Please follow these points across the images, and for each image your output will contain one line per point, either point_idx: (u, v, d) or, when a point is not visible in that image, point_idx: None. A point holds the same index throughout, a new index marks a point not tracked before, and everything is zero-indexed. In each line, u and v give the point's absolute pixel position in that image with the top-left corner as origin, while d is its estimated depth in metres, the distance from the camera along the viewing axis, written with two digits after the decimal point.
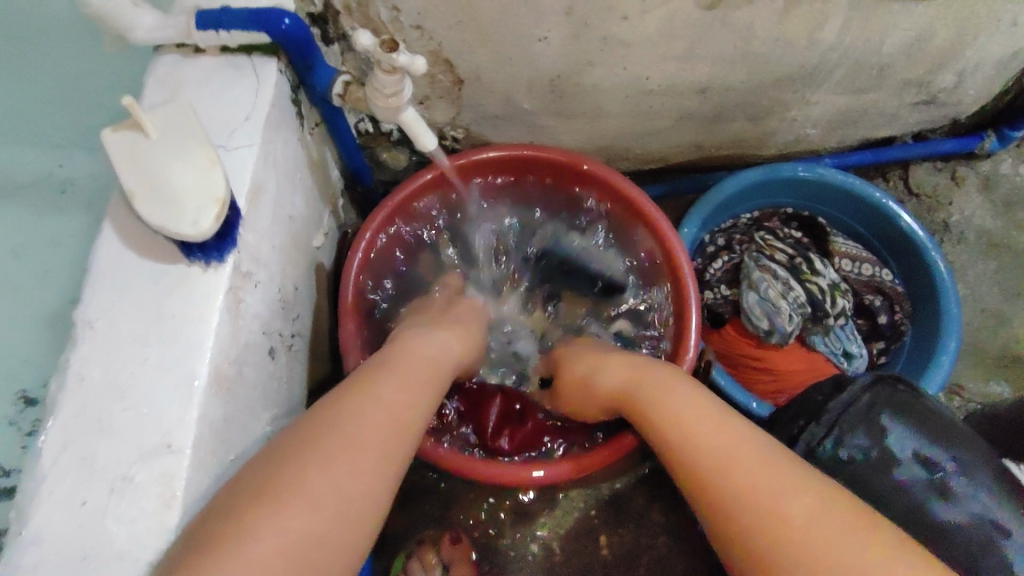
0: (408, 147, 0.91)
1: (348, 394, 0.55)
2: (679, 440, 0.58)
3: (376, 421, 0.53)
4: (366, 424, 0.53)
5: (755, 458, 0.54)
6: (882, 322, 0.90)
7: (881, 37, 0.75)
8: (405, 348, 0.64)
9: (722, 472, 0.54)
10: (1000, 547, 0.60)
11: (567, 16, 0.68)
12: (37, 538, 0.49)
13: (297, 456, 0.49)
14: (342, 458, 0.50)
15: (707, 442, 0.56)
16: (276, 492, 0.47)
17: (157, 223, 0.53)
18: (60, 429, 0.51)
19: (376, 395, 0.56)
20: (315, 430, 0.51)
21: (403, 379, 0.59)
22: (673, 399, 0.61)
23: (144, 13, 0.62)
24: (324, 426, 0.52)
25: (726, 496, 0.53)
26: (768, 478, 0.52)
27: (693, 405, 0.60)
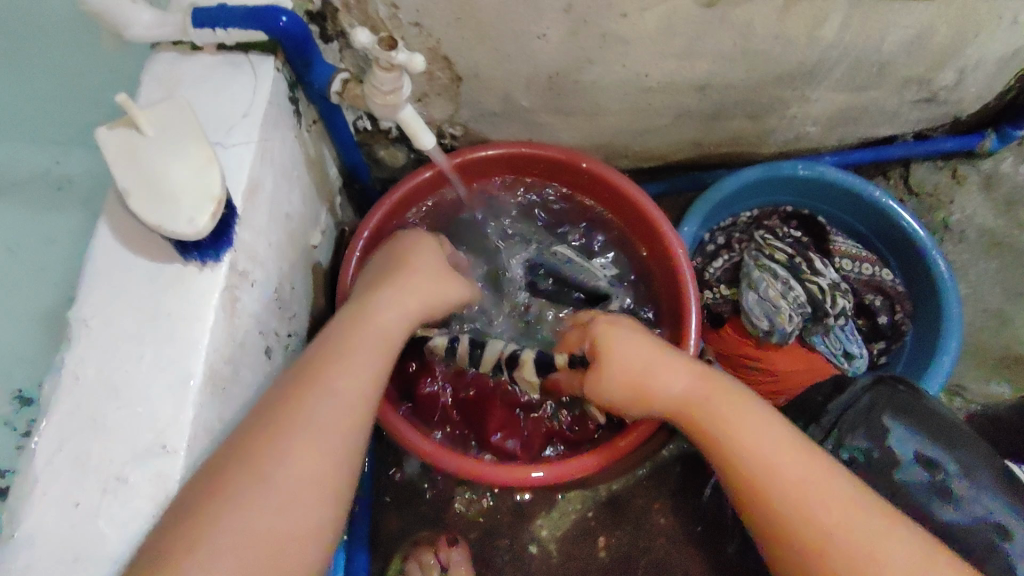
0: (406, 145, 0.91)
1: (303, 379, 0.59)
2: (760, 468, 0.59)
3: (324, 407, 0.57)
4: (313, 419, 0.56)
5: (844, 497, 0.57)
6: (882, 322, 0.90)
7: (882, 34, 0.74)
8: (363, 322, 0.64)
9: (808, 508, 0.57)
10: (1003, 551, 0.60)
11: (565, 13, 0.67)
12: (31, 538, 0.48)
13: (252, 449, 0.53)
14: (293, 449, 0.54)
15: (795, 476, 0.58)
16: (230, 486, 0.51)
17: (152, 222, 0.53)
18: (54, 429, 0.51)
19: (325, 386, 0.58)
20: (262, 434, 0.54)
21: (355, 363, 0.60)
22: (753, 424, 0.61)
23: (141, 11, 0.62)
24: (273, 430, 0.54)
25: (811, 528, 0.56)
26: (859, 520, 0.55)
27: (776, 437, 0.60)
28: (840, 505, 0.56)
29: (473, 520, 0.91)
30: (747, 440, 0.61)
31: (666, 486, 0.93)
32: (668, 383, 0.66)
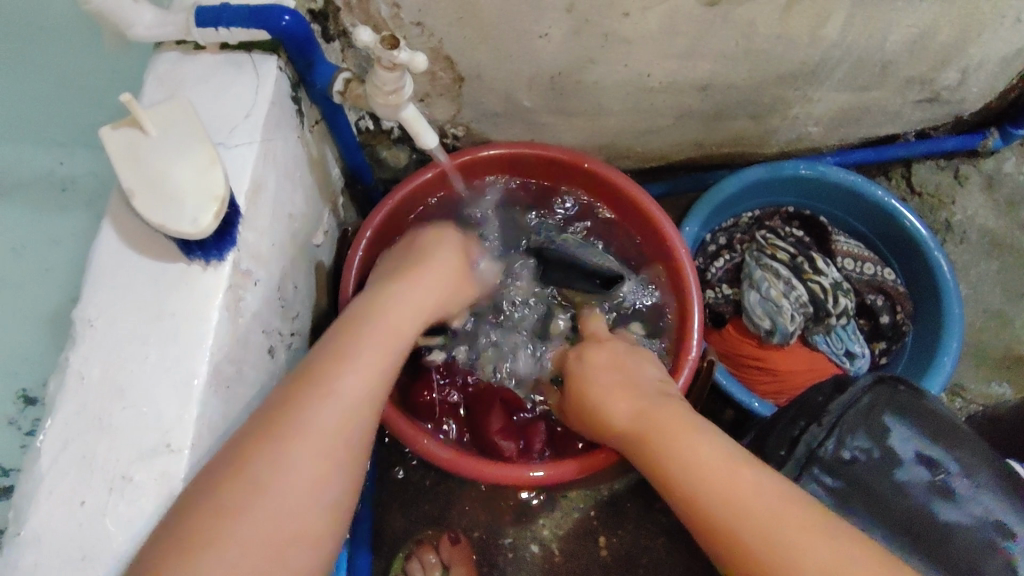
0: (408, 145, 0.91)
1: (300, 383, 0.54)
2: (701, 482, 0.56)
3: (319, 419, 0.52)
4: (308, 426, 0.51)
5: (776, 504, 0.52)
6: (884, 322, 0.89)
7: (884, 34, 0.74)
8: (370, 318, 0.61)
9: (742, 519, 0.52)
10: (1002, 550, 0.60)
11: (567, 13, 0.67)
12: (37, 537, 0.49)
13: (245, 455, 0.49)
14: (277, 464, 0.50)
15: (729, 486, 0.54)
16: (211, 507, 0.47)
17: (155, 221, 0.53)
18: (60, 427, 0.51)
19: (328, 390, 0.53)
20: (271, 417, 0.52)
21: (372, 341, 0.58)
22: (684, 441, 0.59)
23: (143, 9, 0.62)
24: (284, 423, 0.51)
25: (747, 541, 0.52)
26: (791, 526, 0.51)
27: (712, 450, 0.57)
28: (772, 512, 0.52)
29: (474, 520, 0.91)
30: (684, 456, 0.58)
31: None
32: (615, 408, 0.66)
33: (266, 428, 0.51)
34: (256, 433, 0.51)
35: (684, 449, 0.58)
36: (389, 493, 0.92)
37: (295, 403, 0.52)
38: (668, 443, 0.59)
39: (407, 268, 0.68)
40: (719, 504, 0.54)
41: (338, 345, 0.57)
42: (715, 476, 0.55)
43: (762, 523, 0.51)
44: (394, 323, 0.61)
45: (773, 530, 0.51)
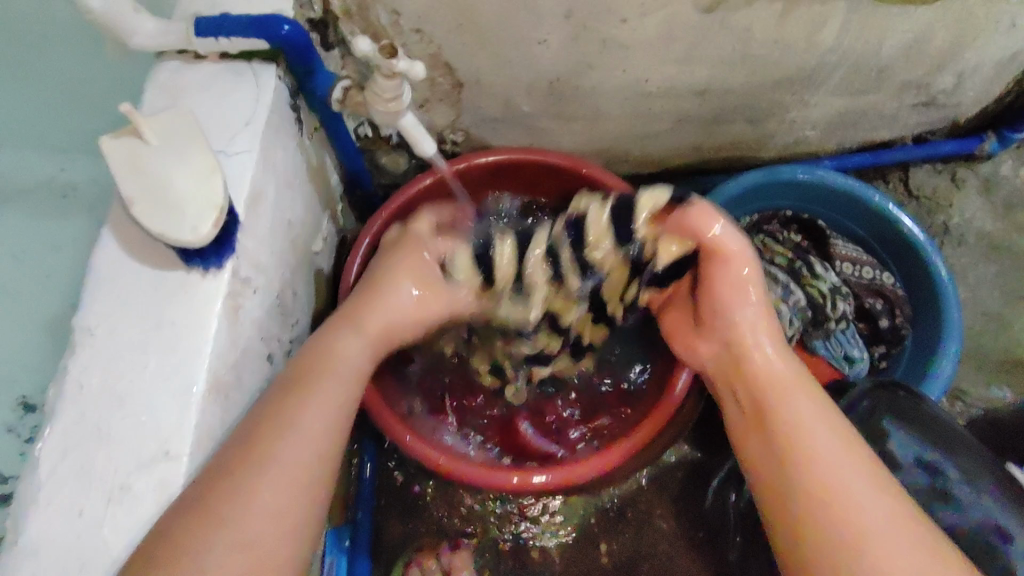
0: (407, 151, 0.91)
1: (279, 409, 0.56)
2: (826, 488, 0.53)
3: (289, 441, 0.54)
4: (282, 454, 0.54)
5: (888, 513, 0.51)
6: (883, 325, 0.90)
7: (881, 38, 0.75)
8: (326, 351, 0.62)
9: (848, 519, 0.51)
10: (1001, 555, 0.59)
11: (565, 19, 0.68)
12: (35, 547, 0.49)
13: (240, 464, 0.52)
14: (260, 481, 0.52)
15: (895, 549, 0.49)
16: (221, 505, 0.49)
17: (155, 230, 0.53)
18: (59, 437, 0.51)
19: (295, 420, 0.56)
20: (262, 431, 0.54)
21: (330, 368, 0.60)
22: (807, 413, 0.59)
23: (144, 19, 0.61)
24: (260, 451, 0.53)
25: (821, 508, 0.53)
26: (894, 524, 0.50)
27: (840, 441, 0.56)
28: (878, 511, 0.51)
29: (475, 526, 0.91)
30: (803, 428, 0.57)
31: (670, 492, 0.93)
32: (742, 313, 0.67)
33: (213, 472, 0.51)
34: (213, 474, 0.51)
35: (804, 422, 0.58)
36: (391, 499, 0.92)
37: (270, 432, 0.54)
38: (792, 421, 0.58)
39: (373, 292, 0.68)
40: (840, 506, 0.52)
41: (292, 372, 0.60)
42: (826, 450, 0.55)
43: (866, 515, 0.51)
44: (341, 353, 0.62)
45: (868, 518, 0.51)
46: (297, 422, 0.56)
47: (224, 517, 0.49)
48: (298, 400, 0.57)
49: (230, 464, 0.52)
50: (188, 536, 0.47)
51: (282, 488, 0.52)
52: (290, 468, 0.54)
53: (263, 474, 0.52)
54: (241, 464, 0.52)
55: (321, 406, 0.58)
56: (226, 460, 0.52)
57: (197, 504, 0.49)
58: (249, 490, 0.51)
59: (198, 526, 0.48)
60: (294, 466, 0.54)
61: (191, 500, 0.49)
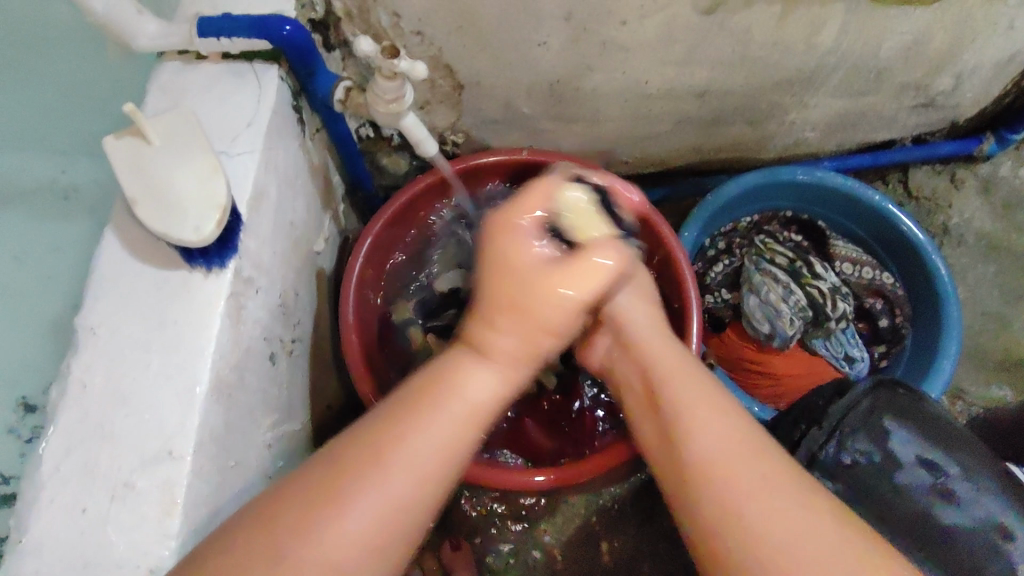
0: (408, 152, 0.91)
1: (360, 452, 0.46)
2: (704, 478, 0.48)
3: (391, 478, 0.45)
4: (387, 489, 0.45)
5: (755, 472, 0.46)
6: (883, 325, 0.92)
7: (879, 40, 0.75)
8: (446, 388, 0.49)
9: (728, 514, 0.45)
10: (1004, 552, 0.59)
11: (566, 21, 0.68)
12: (39, 544, 0.49)
13: (328, 491, 0.45)
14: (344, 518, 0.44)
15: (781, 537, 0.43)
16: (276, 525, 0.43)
17: (158, 230, 0.54)
18: (63, 435, 0.52)
19: (382, 469, 0.45)
20: (360, 456, 0.46)
21: (451, 407, 0.49)
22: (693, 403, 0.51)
23: (146, 21, 0.62)
24: (331, 493, 0.45)
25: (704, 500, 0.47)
26: (781, 490, 0.45)
27: (711, 407, 0.51)
28: (747, 473, 0.46)
29: (476, 526, 0.91)
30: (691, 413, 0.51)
31: None
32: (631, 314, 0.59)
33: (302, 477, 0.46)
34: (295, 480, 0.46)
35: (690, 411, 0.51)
36: None
37: (356, 469, 0.46)
38: (668, 384, 0.53)
39: (508, 288, 0.51)
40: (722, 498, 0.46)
41: (401, 403, 0.49)
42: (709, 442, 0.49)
43: (743, 479, 0.46)
44: (467, 392, 0.50)
45: (739, 483, 0.46)
46: (436, 427, 0.48)
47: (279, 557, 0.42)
48: (410, 432, 0.47)
49: (318, 468, 0.46)
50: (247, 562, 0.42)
51: (361, 530, 0.44)
52: (416, 476, 0.46)
53: (342, 518, 0.44)
54: (370, 458, 0.46)
55: (424, 460, 0.47)
56: (299, 487, 0.45)
57: (263, 515, 0.44)
58: (327, 525, 0.44)
59: (262, 548, 0.43)
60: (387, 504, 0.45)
61: (248, 521, 0.44)
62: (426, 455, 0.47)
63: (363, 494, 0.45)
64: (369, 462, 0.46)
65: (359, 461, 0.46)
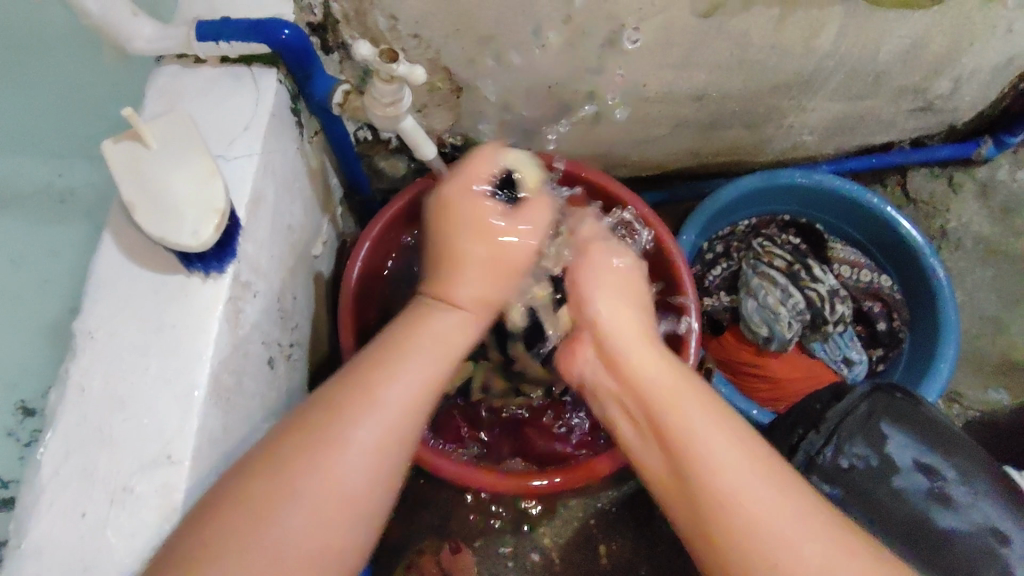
0: (406, 155, 0.91)
1: (342, 389, 0.50)
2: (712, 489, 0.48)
3: (381, 413, 0.49)
4: (375, 422, 0.49)
5: (771, 489, 0.48)
6: (881, 328, 0.92)
7: (877, 43, 0.75)
8: (409, 334, 0.54)
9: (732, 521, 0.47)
10: (1001, 556, 0.60)
11: (564, 24, 0.68)
12: (38, 548, 0.49)
13: (308, 433, 0.48)
14: (339, 460, 0.47)
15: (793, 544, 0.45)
16: (276, 472, 0.46)
17: (156, 235, 0.53)
18: (62, 439, 0.52)
19: (369, 403, 0.49)
20: (339, 394, 0.50)
21: (422, 343, 0.53)
22: (688, 413, 0.51)
23: (142, 23, 0.62)
24: (326, 435, 0.48)
25: (717, 511, 0.47)
26: (788, 516, 0.46)
27: (711, 420, 0.51)
28: (761, 491, 0.47)
29: (474, 529, 0.91)
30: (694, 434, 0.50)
31: None
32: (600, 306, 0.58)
33: (299, 426, 0.49)
34: (292, 430, 0.49)
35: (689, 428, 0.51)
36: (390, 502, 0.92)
37: (338, 409, 0.49)
38: (665, 397, 0.53)
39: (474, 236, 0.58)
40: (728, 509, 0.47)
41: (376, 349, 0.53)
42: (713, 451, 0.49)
43: (757, 506, 0.47)
44: (439, 332, 0.54)
45: (753, 506, 0.47)
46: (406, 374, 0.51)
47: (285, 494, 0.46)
48: (387, 372, 0.51)
49: (312, 415, 0.49)
50: (249, 494, 0.45)
51: (360, 463, 0.48)
52: (401, 408, 0.50)
53: (336, 458, 0.47)
54: (357, 396, 0.49)
55: (403, 388, 0.51)
56: (286, 424, 0.49)
57: (252, 472, 0.46)
58: (319, 462, 0.47)
59: (261, 490, 0.45)
60: (379, 440, 0.49)
61: (253, 460, 0.48)
62: (402, 398, 0.50)
63: (356, 433, 0.48)
64: (358, 401, 0.49)
65: (347, 404, 0.49)
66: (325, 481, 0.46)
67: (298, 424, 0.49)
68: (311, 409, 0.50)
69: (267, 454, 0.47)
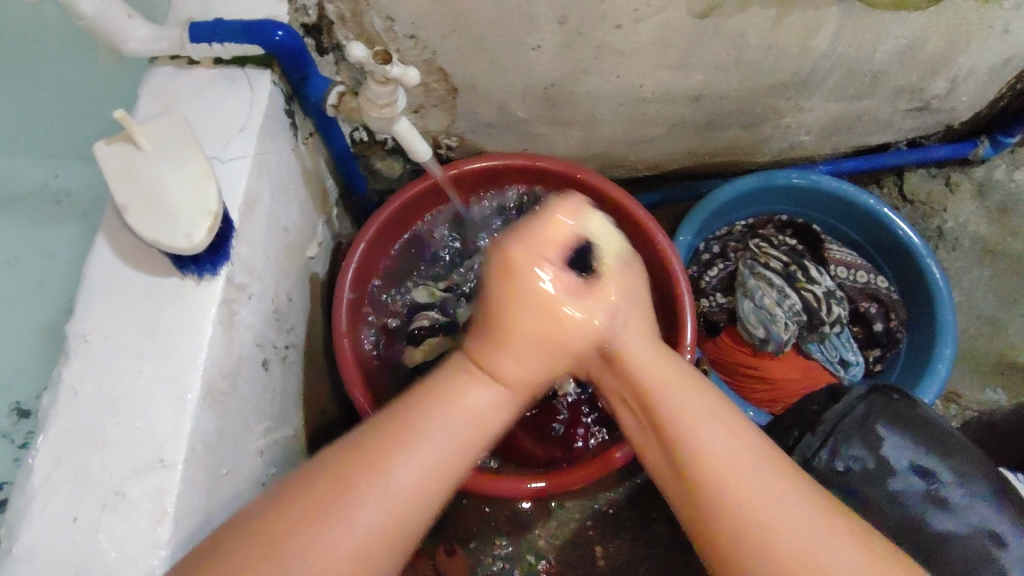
0: (402, 156, 0.91)
1: (361, 458, 0.44)
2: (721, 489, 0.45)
3: (394, 485, 0.43)
4: (391, 496, 0.43)
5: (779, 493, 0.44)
6: (878, 329, 0.90)
7: (874, 44, 0.75)
8: (449, 389, 0.47)
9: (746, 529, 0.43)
10: (996, 558, 0.60)
11: (559, 25, 0.68)
12: (30, 553, 0.49)
13: (314, 504, 0.43)
14: (343, 536, 0.42)
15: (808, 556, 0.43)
16: (277, 547, 0.42)
17: (149, 237, 0.53)
18: (53, 444, 0.51)
19: (387, 476, 0.43)
20: (359, 465, 0.44)
21: (457, 409, 0.46)
22: (692, 408, 0.47)
23: (137, 24, 0.61)
24: (333, 508, 0.43)
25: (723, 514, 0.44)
26: (814, 532, 0.43)
27: (718, 418, 0.47)
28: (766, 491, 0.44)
29: (471, 530, 0.91)
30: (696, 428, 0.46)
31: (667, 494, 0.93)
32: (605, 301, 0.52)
33: (304, 487, 0.44)
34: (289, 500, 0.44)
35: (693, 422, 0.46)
36: None
37: (351, 480, 0.43)
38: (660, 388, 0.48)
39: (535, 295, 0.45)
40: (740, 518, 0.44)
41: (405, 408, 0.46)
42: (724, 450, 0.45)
43: (765, 511, 0.44)
44: (481, 398, 0.46)
45: (770, 519, 0.43)
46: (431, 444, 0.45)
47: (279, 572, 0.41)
48: (409, 441, 0.44)
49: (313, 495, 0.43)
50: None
51: (364, 538, 0.43)
52: (416, 490, 0.44)
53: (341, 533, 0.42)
54: (374, 464, 0.44)
55: (423, 458, 0.44)
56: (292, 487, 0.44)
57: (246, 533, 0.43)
58: (321, 538, 0.42)
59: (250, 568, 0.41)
60: (393, 513, 0.43)
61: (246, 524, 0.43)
62: (423, 469, 0.44)
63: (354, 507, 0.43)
64: (372, 484, 0.43)
65: (355, 480, 0.43)
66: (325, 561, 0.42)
67: (307, 484, 0.44)
68: (318, 485, 0.43)
69: (255, 516, 0.44)
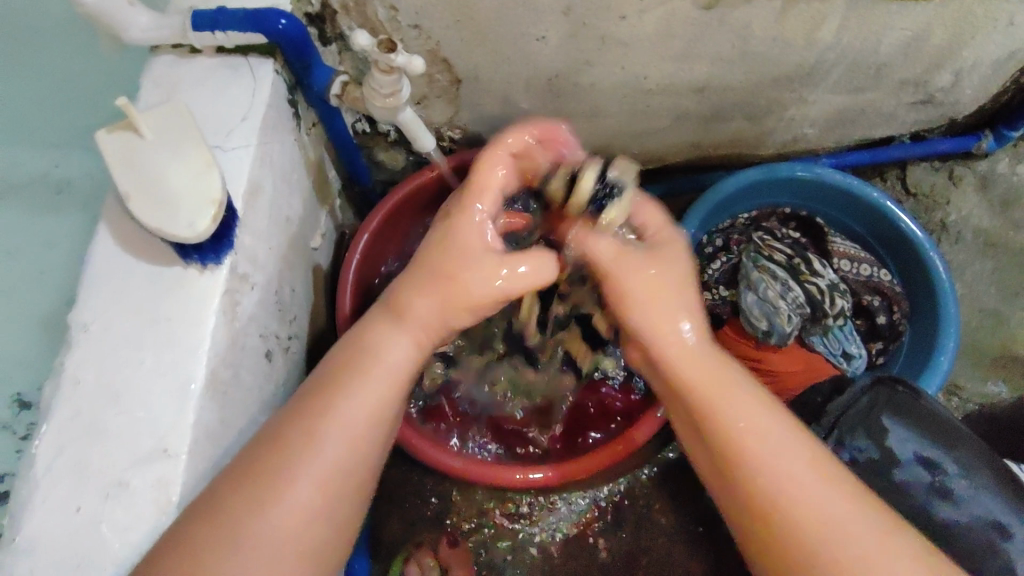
0: (405, 148, 0.90)
1: (288, 425, 0.52)
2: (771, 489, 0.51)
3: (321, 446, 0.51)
4: (319, 457, 0.51)
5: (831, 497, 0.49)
6: (881, 322, 0.90)
7: (879, 36, 0.75)
8: (364, 343, 0.55)
9: (792, 530, 0.49)
10: (1002, 551, 0.59)
11: (564, 15, 0.67)
12: (32, 544, 0.48)
13: (258, 469, 0.50)
14: (285, 492, 0.50)
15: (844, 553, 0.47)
16: (228, 511, 0.48)
17: (153, 225, 0.53)
18: (55, 433, 0.51)
19: (315, 437, 0.51)
20: (290, 428, 0.51)
21: (373, 372, 0.54)
22: (736, 419, 0.53)
23: (139, 12, 0.61)
24: (268, 468, 0.50)
25: (785, 517, 0.49)
26: (861, 531, 0.48)
27: (765, 418, 0.53)
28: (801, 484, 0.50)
29: (470, 522, 0.91)
30: (740, 443, 0.52)
31: (666, 487, 0.93)
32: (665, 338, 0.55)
33: (247, 466, 0.50)
34: (246, 468, 0.50)
35: (746, 436, 0.52)
36: (387, 494, 0.92)
37: (279, 444, 0.51)
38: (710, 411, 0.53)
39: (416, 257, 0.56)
40: (786, 521, 0.49)
41: (324, 378, 0.54)
42: (781, 461, 0.51)
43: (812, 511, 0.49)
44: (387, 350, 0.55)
45: (823, 521, 0.49)
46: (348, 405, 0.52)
47: (240, 526, 0.48)
48: (335, 397, 0.52)
49: (265, 450, 0.51)
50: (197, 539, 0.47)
51: (307, 492, 0.50)
52: (351, 429, 0.52)
53: (283, 489, 0.50)
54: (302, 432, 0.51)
55: (349, 419, 0.52)
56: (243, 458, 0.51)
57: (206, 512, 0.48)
58: (266, 499, 0.49)
59: (208, 529, 0.47)
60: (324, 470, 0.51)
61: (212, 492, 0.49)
62: (347, 429, 0.52)
63: (310, 453, 0.50)
64: (302, 436, 0.51)
65: (293, 435, 0.51)
66: (275, 511, 0.49)
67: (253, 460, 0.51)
68: (259, 443, 0.51)
69: (220, 493, 0.49)
